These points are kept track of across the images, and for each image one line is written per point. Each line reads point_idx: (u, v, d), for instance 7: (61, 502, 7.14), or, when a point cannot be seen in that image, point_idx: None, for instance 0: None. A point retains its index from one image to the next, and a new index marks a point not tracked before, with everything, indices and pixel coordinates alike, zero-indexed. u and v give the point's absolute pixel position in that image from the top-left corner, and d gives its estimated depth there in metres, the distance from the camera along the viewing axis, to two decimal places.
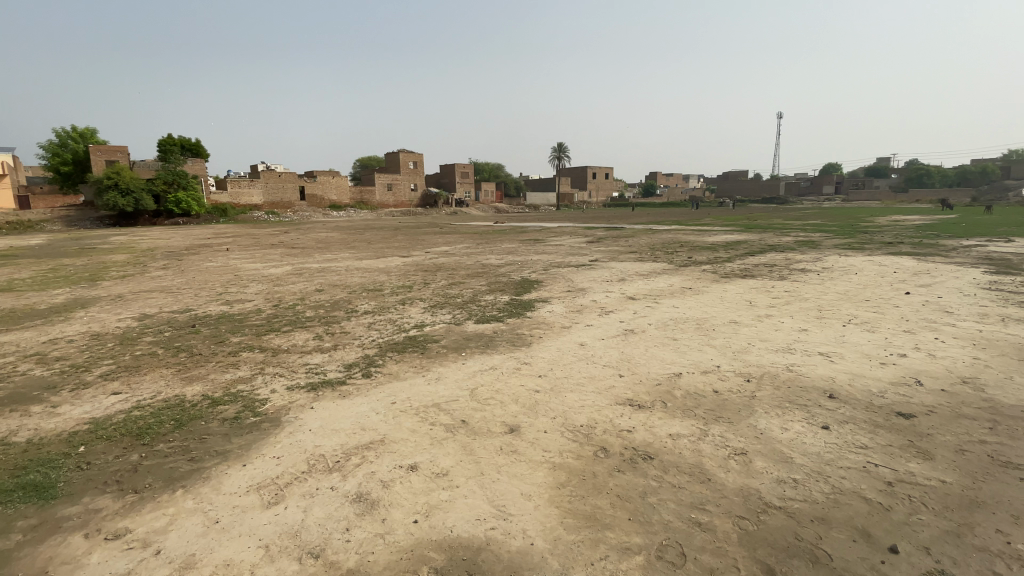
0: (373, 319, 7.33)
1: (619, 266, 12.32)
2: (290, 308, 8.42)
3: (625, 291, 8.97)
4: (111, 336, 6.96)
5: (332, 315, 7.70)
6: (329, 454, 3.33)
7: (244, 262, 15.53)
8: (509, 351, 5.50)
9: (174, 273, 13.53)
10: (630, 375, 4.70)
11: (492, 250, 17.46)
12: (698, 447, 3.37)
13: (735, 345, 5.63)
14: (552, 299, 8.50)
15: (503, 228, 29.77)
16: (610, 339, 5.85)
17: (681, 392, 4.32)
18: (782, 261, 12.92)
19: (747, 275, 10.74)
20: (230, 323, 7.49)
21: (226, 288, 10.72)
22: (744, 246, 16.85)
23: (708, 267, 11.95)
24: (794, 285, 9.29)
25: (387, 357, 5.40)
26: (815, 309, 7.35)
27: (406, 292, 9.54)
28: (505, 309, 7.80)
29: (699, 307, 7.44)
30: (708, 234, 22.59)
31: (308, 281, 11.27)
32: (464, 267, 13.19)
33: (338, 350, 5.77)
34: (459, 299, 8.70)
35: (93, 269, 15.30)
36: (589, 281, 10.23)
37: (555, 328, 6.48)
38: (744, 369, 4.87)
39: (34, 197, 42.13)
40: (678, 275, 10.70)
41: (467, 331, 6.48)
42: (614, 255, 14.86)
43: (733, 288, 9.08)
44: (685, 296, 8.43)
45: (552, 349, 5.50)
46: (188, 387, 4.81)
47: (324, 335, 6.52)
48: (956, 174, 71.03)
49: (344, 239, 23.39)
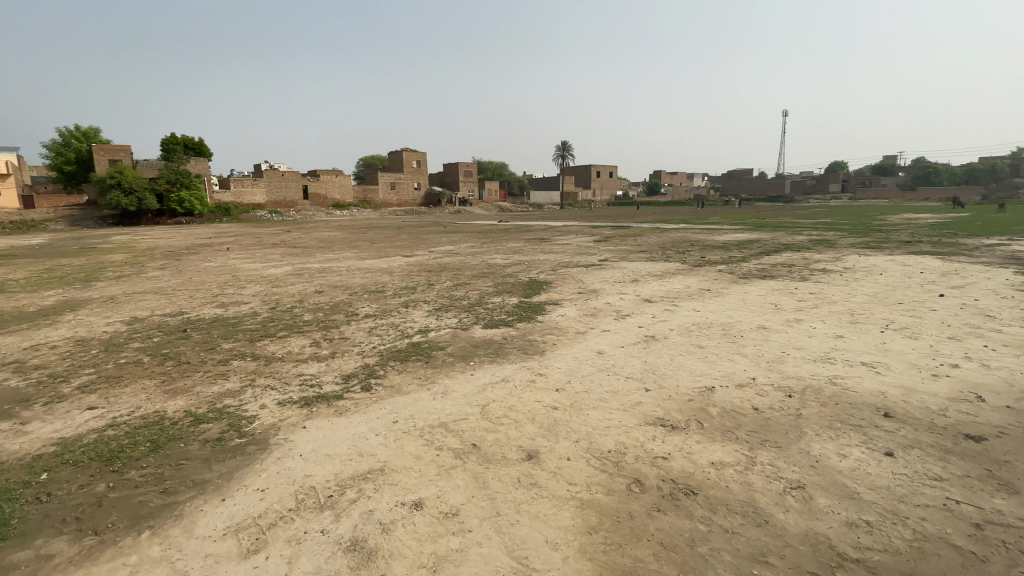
0: (374, 323, 6.88)
1: (631, 266, 11.83)
2: (288, 311, 7.98)
3: (641, 293, 8.49)
4: (96, 342, 6.54)
5: (330, 319, 7.25)
6: (321, 488, 2.89)
7: (242, 262, 15.08)
8: (522, 360, 5.04)
9: (171, 273, 13.11)
10: (657, 389, 4.24)
11: (497, 250, 16.99)
12: (747, 479, 2.91)
13: (768, 354, 5.16)
14: (564, 301, 8.03)
15: (508, 227, 29.33)
16: (630, 346, 5.39)
17: (717, 410, 3.85)
18: (800, 261, 12.38)
19: (766, 275, 10.24)
20: (223, 327, 7.05)
21: (223, 289, 10.32)
22: (758, 246, 16.30)
23: (724, 267, 11.44)
24: (818, 287, 8.80)
25: (389, 367, 4.95)
26: (847, 313, 6.85)
27: (409, 294, 9.08)
28: (514, 312, 7.34)
29: (722, 311, 6.96)
30: (718, 233, 22.04)
31: (308, 282, 10.84)
32: (469, 267, 12.74)
33: (335, 359, 5.33)
34: (465, 302, 8.23)
35: (90, 269, 14.90)
36: (600, 282, 9.75)
37: (569, 334, 6.01)
38: (783, 383, 4.41)
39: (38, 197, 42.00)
40: (694, 276, 10.21)
41: (475, 337, 6.02)
42: (623, 255, 14.38)
43: (755, 290, 8.58)
44: (705, 298, 7.94)
45: (569, 358, 5.04)
46: (170, 402, 4.37)
47: (322, 341, 6.08)
48: (965, 172, 70.13)
49: (346, 239, 22.94)
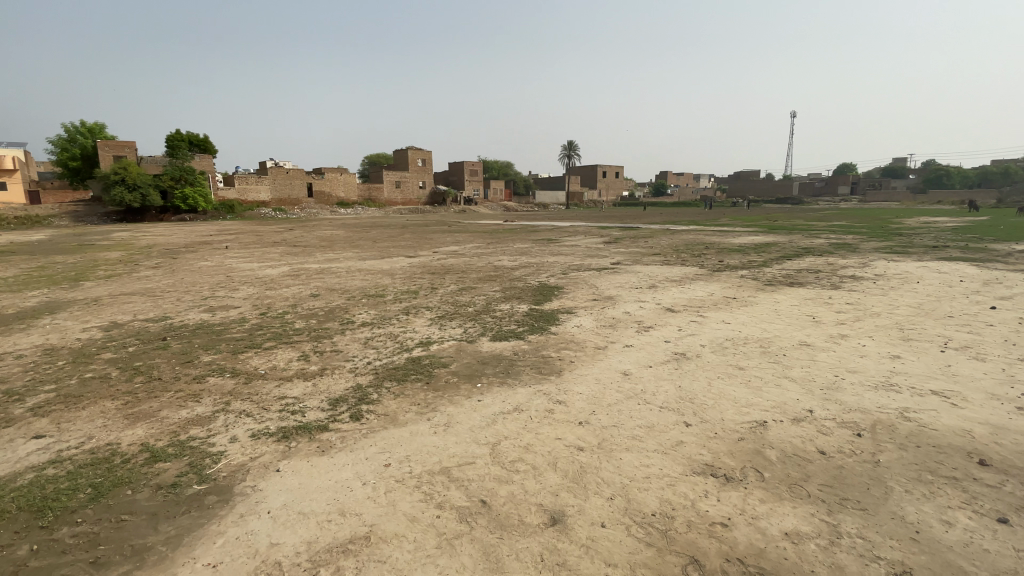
0: (370, 334, 6.23)
1: (646, 270, 11.12)
2: (278, 318, 7.35)
3: (662, 301, 7.81)
4: (65, 352, 5.91)
5: (322, 328, 6.60)
6: (288, 565, 2.26)
7: (237, 262, 14.42)
8: (536, 382, 4.36)
9: (164, 273, 12.50)
10: (700, 424, 3.58)
11: (503, 251, 16.32)
12: (837, 562, 2.28)
13: (821, 379, 4.49)
14: (579, 309, 7.35)
15: (514, 226, 28.69)
16: (659, 366, 4.72)
17: (776, 455, 3.21)
18: (826, 266, 11.66)
19: (793, 282, 9.56)
20: (206, 336, 6.41)
21: (214, 291, 9.72)
22: (778, 249, 15.54)
23: (746, 273, 10.74)
24: (854, 296, 8.10)
25: (384, 390, 4.30)
26: (896, 329, 6.15)
27: (411, 299, 8.43)
28: (524, 322, 6.69)
29: (756, 324, 6.29)
30: (731, 235, 21.29)
31: (303, 284, 10.20)
32: (474, 269, 12.12)
33: (324, 378, 4.67)
34: (470, 309, 7.57)
35: (82, 267, 14.33)
36: (616, 288, 9.09)
37: (588, 349, 5.33)
38: (846, 418, 3.76)
39: (42, 192, 41.79)
40: (716, 282, 9.51)
41: (482, 352, 5.35)
42: (637, 258, 13.69)
43: (786, 300, 7.88)
44: (733, 308, 7.27)
45: (592, 380, 4.38)
46: (127, 432, 3.73)
47: (311, 354, 5.43)
48: (977, 175, 69.16)
49: (348, 238, 22.33)
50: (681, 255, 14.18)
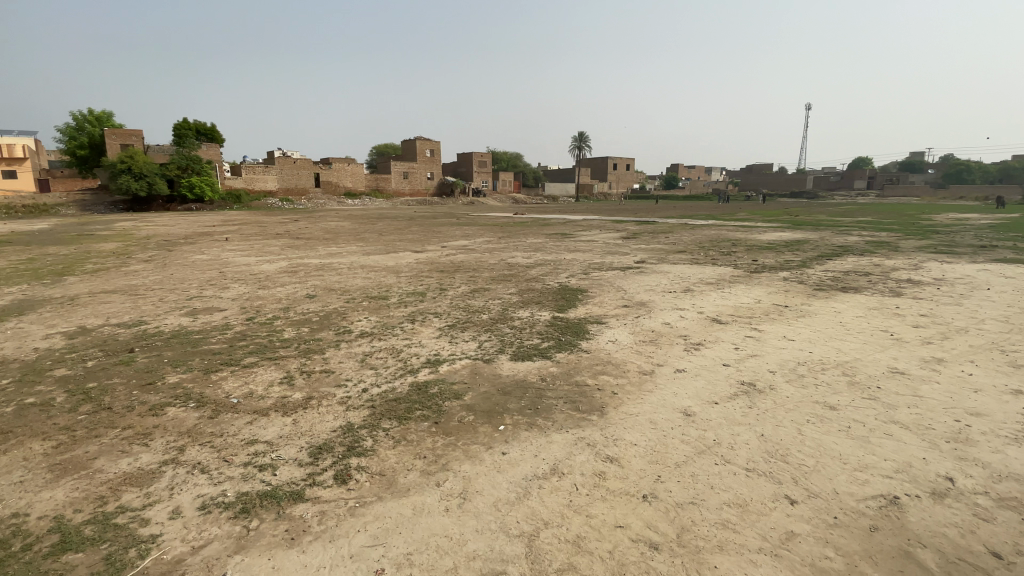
0: (368, 348, 5.28)
1: (676, 271, 10.06)
2: (266, 324, 6.43)
3: (705, 309, 6.79)
4: (13, 367, 5.02)
5: (315, 338, 5.67)
6: None
7: (233, 256, 13.46)
8: (576, 426, 3.41)
9: (154, 268, 11.67)
10: (809, 504, 2.64)
11: (516, 246, 15.29)
12: None
13: (940, 428, 3.51)
14: (611, 318, 6.35)
15: (525, 220, 27.65)
16: (728, 405, 3.75)
17: (934, 562, 2.27)
18: (873, 268, 10.55)
19: (846, 287, 8.52)
20: (180, 348, 5.50)
21: (202, 289, 8.83)
22: (812, 248, 14.37)
23: (788, 275, 9.65)
24: (924, 307, 7.07)
25: (381, 432, 3.36)
26: (997, 351, 5.13)
27: (417, 303, 7.46)
28: (549, 334, 5.72)
29: (826, 343, 5.28)
30: (757, 231, 20.14)
31: (300, 283, 9.26)
32: (486, 266, 11.16)
33: (307, 413, 3.74)
34: (483, 317, 6.59)
35: (71, 260, 13.53)
36: (646, 291, 8.11)
37: (632, 374, 4.36)
38: (1002, 493, 2.79)
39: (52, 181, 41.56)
40: (759, 286, 8.46)
41: (503, 375, 4.39)
42: (662, 256, 12.67)
43: (848, 310, 6.83)
44: (790, 320, 6.27)
45: (647, 424, 3.42)
46: (41, 496, 2.83)
47: (297, 376, 4.50)
48: (998, 170, 67.23)
49: (354, 230, 21.41)
50: (709, 252, 13.11)
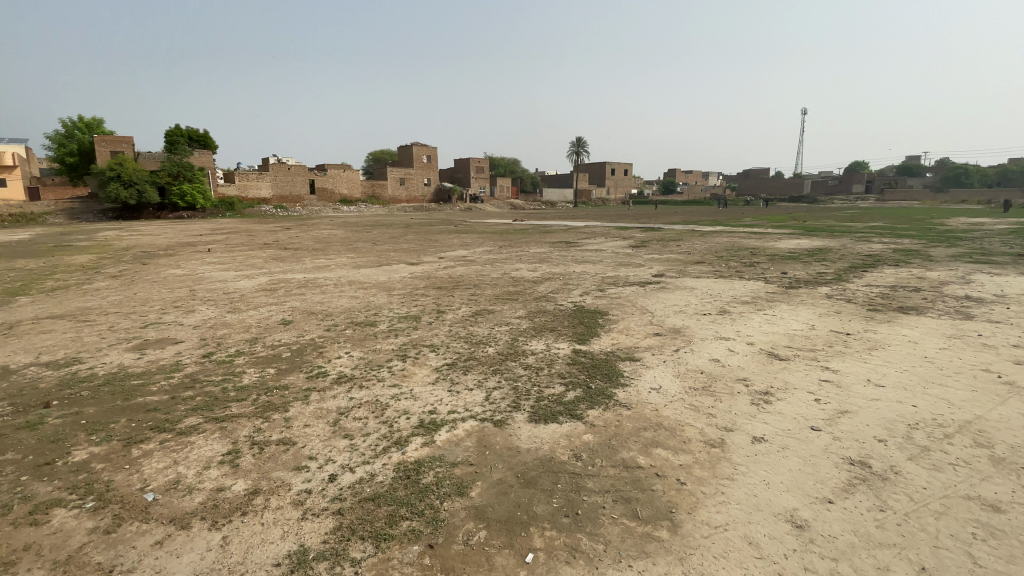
0: (345, 400, 4.11)
1: (702, 287, 8.92)
2: (226, 362, 5.27)
3: (755, 339, 5.65)
4: None
5: (279, 385, 4.50)
6: None
7: (212, 270, 12.30)
8: (641, 554, 2.28)
9: (120, 285, 10.47)
10: None
11: (519, 257, 14.16)
12: None
13: None
14: (645, 353, 5.19)
15: (525, 227, 26.52)
16: (850, 507, 2.64)
17: None
18: (919, 282, 9.46)
19: (903, 306, 7.44)
20: (109, 401, 4.34)
21: (165, 313, 7.65)
22: (839, 257, 13.28)
23: (829, 291, 8.56)
24: (1009, 333, 5.98)
25: (348, 569, 2.22)
26: None
27: (410, 332, 6.29)
28: (573, 376, 4.58)
29: (928, 392, 4.17)
30: (772, 238, 19.10)
31: (278, 304, 8.10)
32: (488, 282, 10.04)
33: (247, 523, 2.61)
34: (489, 352, 5.44)
35: (35, 275, 12.32)
36: (676, 314, 7.00)
37: (697, 448, 3.22)
38: None
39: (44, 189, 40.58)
40: (804, 307, 7.35)
41: (522, 448, 3.24)
42: (680, 267, 11.60)
43: (925, 340, 5.73)
44: (863, 354, 5.16)
45: (748, 549, 2.31)
46: None
47: (244, 451, 3.34)
48: (997, 174, 66.92)
49: (346, 239, 20.20)
50: (730, 263, 12.04)
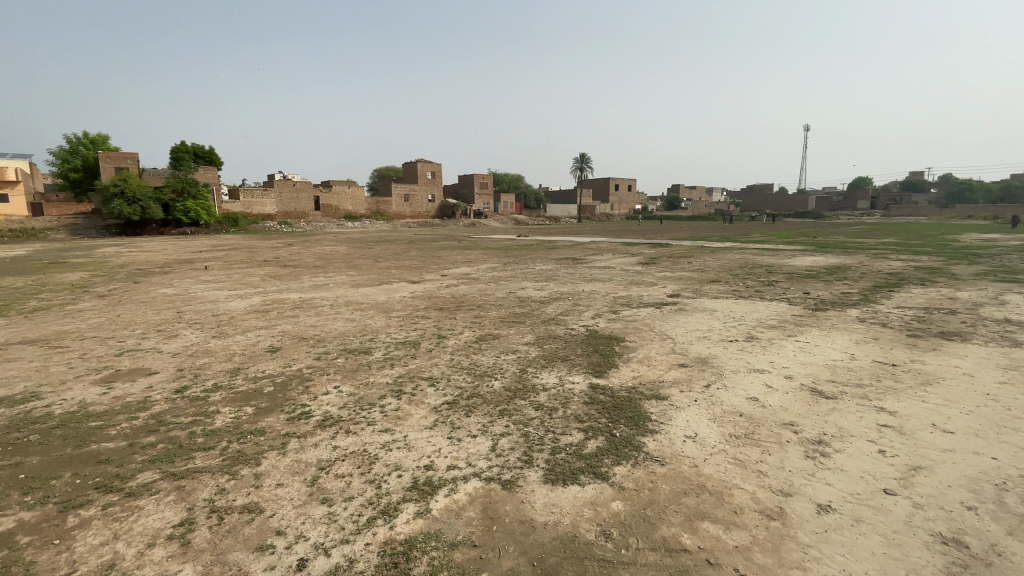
0: (328, 450, 3.52)
1: (723, 309, 8.31)
2: (199, 399, 4.68)
3: (792, 372, 5.04)
4: None
5: (254, 430, 3.90)
6: None
7: (204, 290, 11.75)
8: None
9: (105, 306, 9.92)
10: None
11: (524, 275, 13.60)
12: None
13: None
14: (672, 390, 4.58)
15: (529, 243, 26.01)
16: None
17: None
18: (953, 304, 8.83)
19: (945, 331, 6.84)
20: (57, 449, 3.75)
21: (145, 339, 7.07)
22: (860, 275, 12.67)
23: (860, 314, 7.96)
24: None
25: None
26: None
27: (407, 362, 5.70)
28: (592, 419, 3.96)
29: (1010, 440, 3.55)
30: (784, 254, 18.54)
31: (268, 328, 7.54)
32: (493, 302, 9.45)
33: None
34: (495, 387, 4.84)
35: (22, 295, 11.83)
36: (699, 340, 6.39)
37: (753, 523, 2.61)
38: None
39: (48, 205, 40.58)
40: (837, 332, 6.74)
41: (538, 521, 2.64)
42: (694, 286, 11.03)
43: (983, 372, 5.11)
44: (919, 391, 4.54)
45: None
46: None
47: (200, 522, 2.75)
48: (1004, 189, 66.45)
49: (347, 256, 19.73)
50: (748, 282, 11.45)
